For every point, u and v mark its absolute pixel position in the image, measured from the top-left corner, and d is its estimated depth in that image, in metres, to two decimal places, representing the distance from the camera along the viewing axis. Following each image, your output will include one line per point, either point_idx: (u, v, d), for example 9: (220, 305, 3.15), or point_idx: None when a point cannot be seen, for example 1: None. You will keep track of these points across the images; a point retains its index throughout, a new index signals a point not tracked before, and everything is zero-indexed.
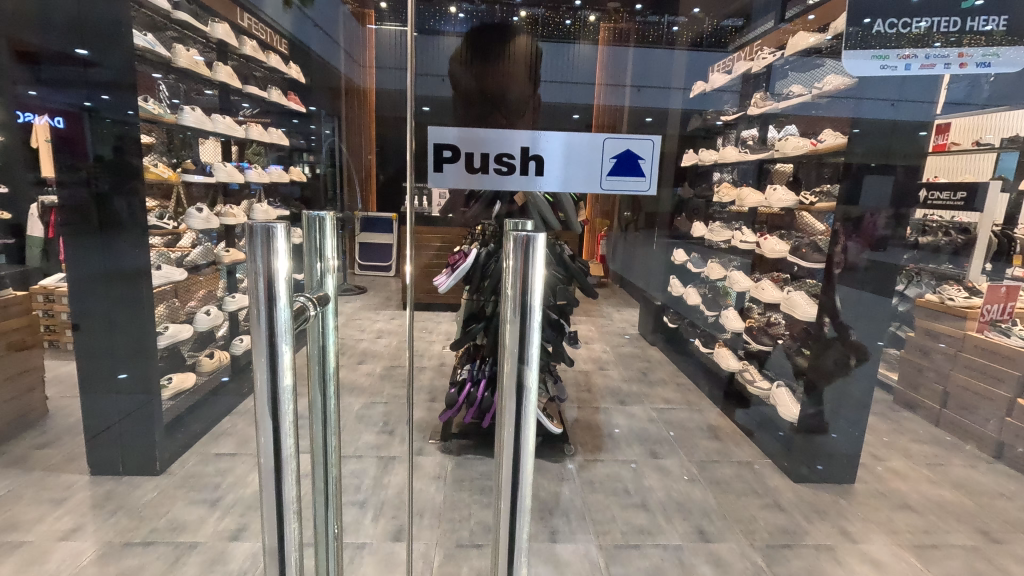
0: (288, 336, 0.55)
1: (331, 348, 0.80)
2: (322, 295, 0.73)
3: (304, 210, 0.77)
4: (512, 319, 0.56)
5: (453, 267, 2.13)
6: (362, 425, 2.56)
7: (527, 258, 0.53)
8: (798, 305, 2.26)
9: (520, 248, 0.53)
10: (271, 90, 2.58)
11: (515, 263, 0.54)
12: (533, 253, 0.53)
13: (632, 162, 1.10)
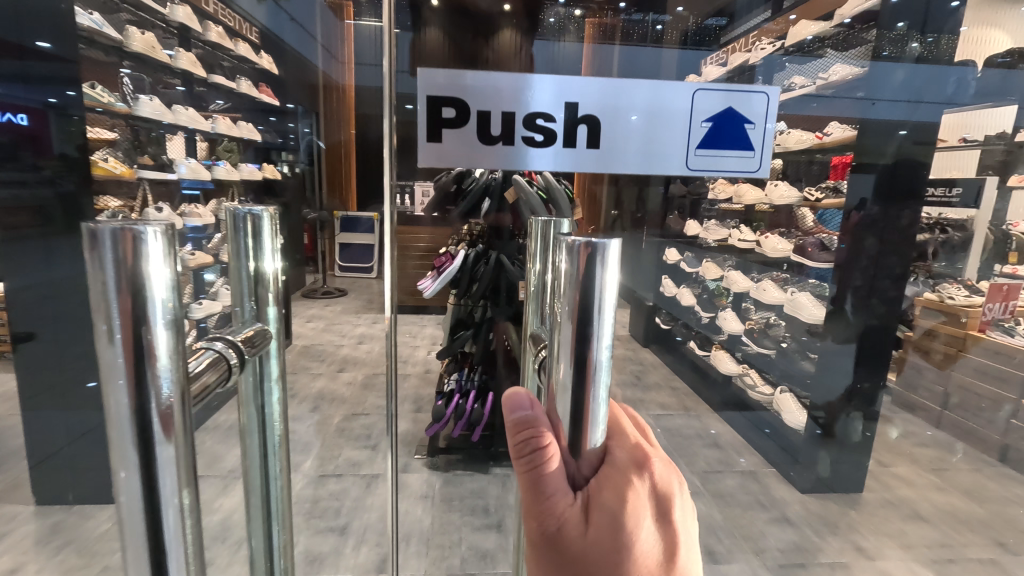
0: (180, 423, 0.32)
1: (276, 401, 0.63)
2: (258, 331, 0.55)
3: (231, 204, 0.61)
4: (564, 378, 0.40)
5: (439, 270, 1.97)
6: (343, 439, 2.38)
7: (590, 287, 0.37)
8: (803, 307, 2.14)
9: (587, 267, 0.37)
10: None
11: (572, 292, 0.38)
12: (600, 279, 0.37)
13: (710, 133, 0.89)
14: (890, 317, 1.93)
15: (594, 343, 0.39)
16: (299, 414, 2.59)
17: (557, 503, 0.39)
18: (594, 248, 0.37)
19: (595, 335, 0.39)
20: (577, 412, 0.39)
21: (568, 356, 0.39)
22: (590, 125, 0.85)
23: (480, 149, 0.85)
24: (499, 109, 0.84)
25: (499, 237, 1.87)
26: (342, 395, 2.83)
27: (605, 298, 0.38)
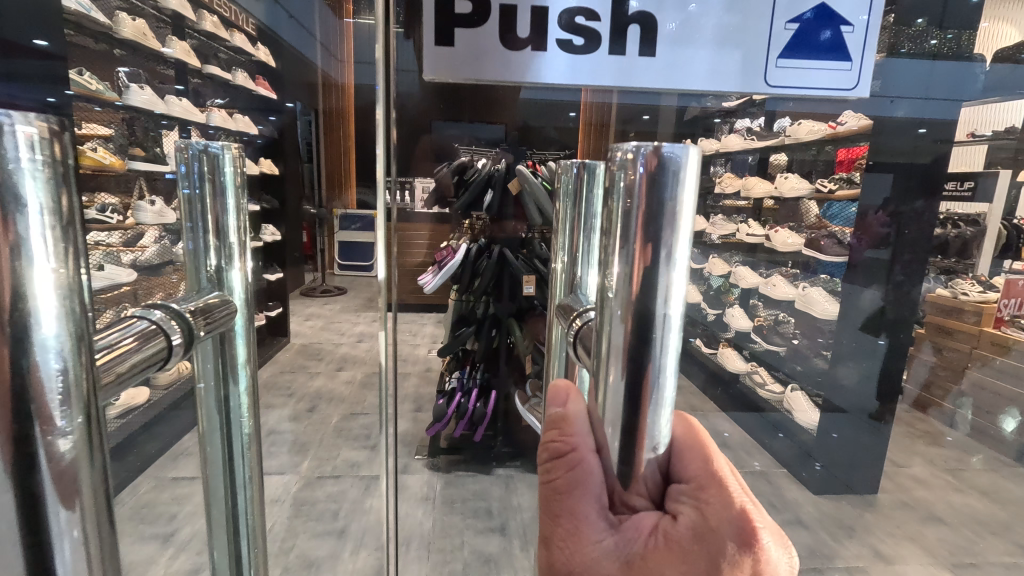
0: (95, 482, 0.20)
1: (246, 392, 0.49)
2: (217, 301, 0.41)
3: (179, 140, 0.45)
4: (605, 368, 0.26)
5: (440, 265, 1.88)
6: (341, 439, 2.32)
7: (655, 222, 0.23)
8: (816, 302, 2.07)
9: (647, 191, 0.23)
10: (237, 73, 2.70)
11: (623, 233, 0.24)
12: (670, 210, 0.23)
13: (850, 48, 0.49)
14: (909, 313, 1.86)
15: (657, 315, 0.24)
16: (297, 413, 2.53)
17: (583, 534, 0.27)
18: (659, 160, 0.23)
19: (658, 302, 0.24)
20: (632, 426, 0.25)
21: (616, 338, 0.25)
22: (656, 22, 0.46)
23: (476, 61, 0.47)
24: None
25: (502, 230, 1.83)
26: (341, 393, 2.78)
27: (680, 243, 0.23)
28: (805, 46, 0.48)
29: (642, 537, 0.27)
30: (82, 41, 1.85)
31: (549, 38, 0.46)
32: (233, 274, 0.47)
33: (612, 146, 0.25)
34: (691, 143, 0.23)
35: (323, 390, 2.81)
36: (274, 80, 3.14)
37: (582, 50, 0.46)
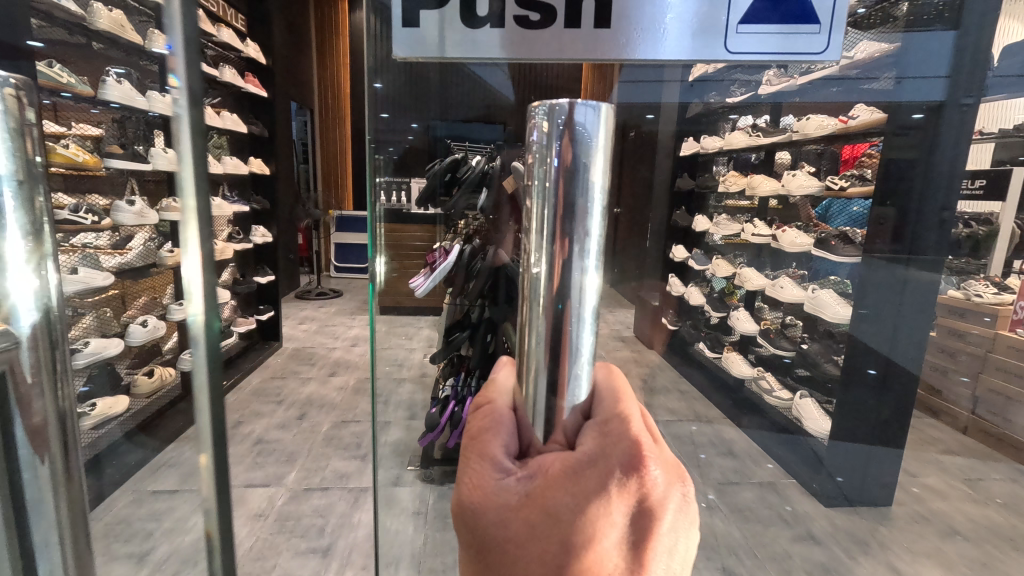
0: None
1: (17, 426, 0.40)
2: None
3: None
4: (534, 305, 0.29)
5: (432, 267, 1.87)
6: (331, 448, 2.22)
7: (572, 177, 0.26)
8: (825, 305, 1.96)
9: (566, 150, 0.26)
10: (224, 69, 2.65)
11: (547, 188, 0.27)
12: (584, 167, 0.26)
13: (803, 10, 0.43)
14: (926, 317, 1.73)
15: (577, 255, 0.27)
16: (286, 421, 2.43)
17: (489, 475, 0.29)
18: (574, 121, 0.26)
19: (579, 248, 0.27)
20: (556, 350, 0.29)
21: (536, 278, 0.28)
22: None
23: (452, 44, 0.44)
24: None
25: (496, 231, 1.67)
26: (333, 400, 2.68)
27: (593, 186, 0.27)
28: (758, 9, 0.43)
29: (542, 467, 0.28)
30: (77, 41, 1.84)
31: (511, 15, 0.42)
32: (45, 278, 0.40)
33: (534, 107, 0.28)
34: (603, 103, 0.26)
35: (314, 397, 2.71)
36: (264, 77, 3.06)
37: (544, 27, 0.42)
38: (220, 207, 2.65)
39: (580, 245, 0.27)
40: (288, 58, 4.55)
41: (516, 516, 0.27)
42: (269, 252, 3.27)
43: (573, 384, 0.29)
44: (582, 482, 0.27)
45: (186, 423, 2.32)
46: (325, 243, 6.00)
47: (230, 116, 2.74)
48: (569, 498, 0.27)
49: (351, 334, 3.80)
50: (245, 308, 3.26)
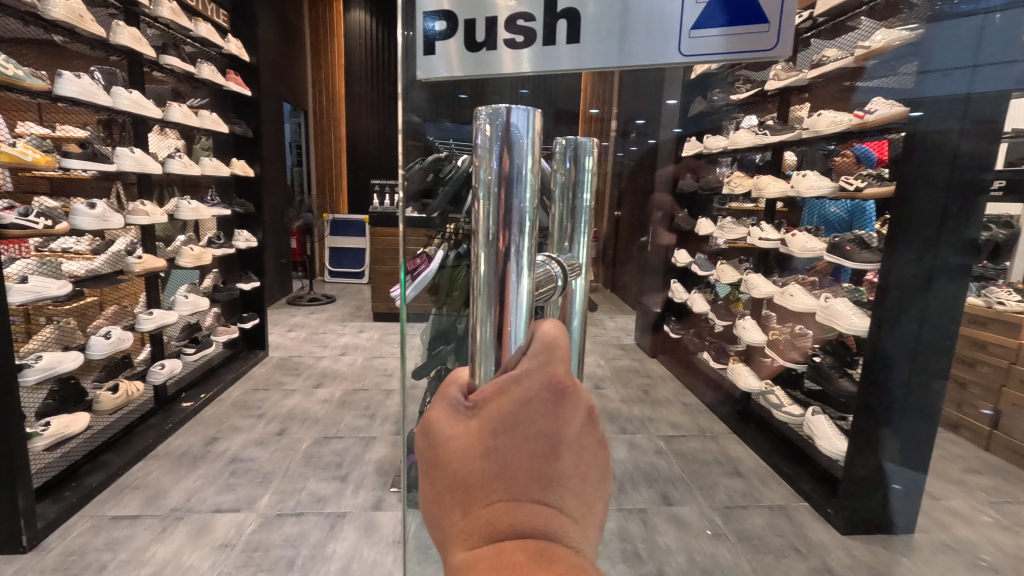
0: None
1: None
2: None
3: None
4: (481, 273, 0.36)
5: (414, 275, 1.73)
6: (309, 467, 2.08)
7: (512, 177, 0.34)
8: (839, 315, 1.80)
9: (503, 146, 0.34)
10: (203, 66, 2.53)
11: (491, 183, 0.34)
12: (517, 165, 0.34)
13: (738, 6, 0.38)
14: (953, 329, 1.58)
15: (517, 239, 0.35)
16: (265, 437, 2.29)
17: (444, 403, 0.34)
18: (510, 125, 0.33)
19: (512, 222, 0.34)
20: (497, 322, 0.35)
21: (483, 254, 0.36)
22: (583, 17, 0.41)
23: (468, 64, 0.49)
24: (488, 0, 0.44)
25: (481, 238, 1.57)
26: (316, 414, 2.54)
27: (522, 184, 0.34)
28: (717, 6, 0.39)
29: (487, 387, 0.32)
30: (35, 33, 1.78)
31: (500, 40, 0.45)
32: None
33: (480, 114, 0.36)
34: (530, 109, 0.34)
35: (297, 410, 2.57)
36: (248, 76, 2.94)
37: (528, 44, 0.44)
38: (196, 210, 2.51)
39: (516, 231, 0.35)
40: (278, 57, 4.43)
41: (461, 434, 0.31)
42: (253, 258, 3.12)
43: (512, 334, 0.35)
44: (521, 394, 0.31)
45: (158, 439, 2.18)
46: (319, 247, 5.86)
47: (209, 115, 2.58)
48: (514, 404, 0.31)
49: (341, 342, 3.66)
50: (228, 316, 3.12)
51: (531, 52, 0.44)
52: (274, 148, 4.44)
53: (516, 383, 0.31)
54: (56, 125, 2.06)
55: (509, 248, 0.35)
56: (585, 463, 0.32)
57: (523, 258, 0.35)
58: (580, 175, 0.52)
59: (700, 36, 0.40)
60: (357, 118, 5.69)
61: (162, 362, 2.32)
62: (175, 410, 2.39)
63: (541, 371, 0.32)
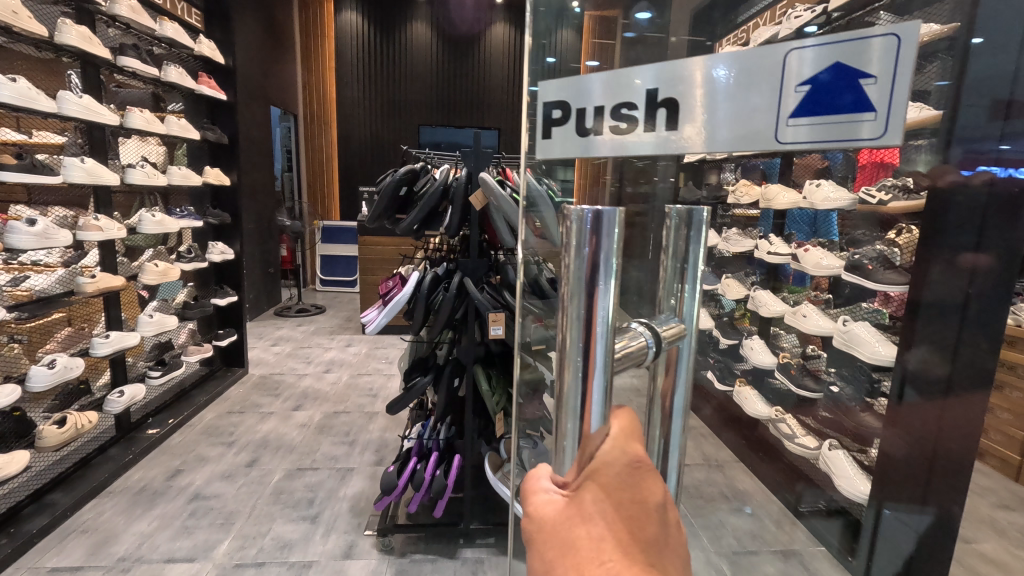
0: None
1: None
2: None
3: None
4: (569, 351, 0.35)
5: (386, 300, 1.55)
6: (277, 504, 1.90)
7: (597, 247, 0.33)
8: (860, 341, 1.55)
9: (591, 230, 0.33)
10: (170, 68, 2.36)
11: (578, 259, 0.34)
12: (603, 238, 0.33)
13: (844, 99, 0.27)
14: (991, 356, 1.49)
15: (602, 309, 0.34)
16: (233, 469, 2.11)
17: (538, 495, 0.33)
18: (596, 212, 0.33)
19: (596, 288, 0.33)
20: (583, 393, 0.34)
21: (568, 328, 0.35)
22: (677, 99, 0.31)
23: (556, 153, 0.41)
24: (581, 82, 0.35)
25: (464, 253, 1.63)
26: (292, 440, 2.36)
27: (609, 259, 0.33)
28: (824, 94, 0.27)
29: (583, 466, 0.33)
30: None
31: (587, 127, 0.35)
32: None
33: (568, 211, 0.35)
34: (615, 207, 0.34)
35: (271, 436, 2.39)
36: (223, 78, 2.77)
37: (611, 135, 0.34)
38: (161, 222, 2.35)
39: (599, 302, 0.34)
40: (261, 59, 4.28)
41: (564, 510, 0.31)
42: (229, 270, 2.95)
43: (592, 413, 0.34)
44: (615, 462, 0.32)
45: (115, 473, 2.00)
46: (310, 254, 5.69)
47: (177, 121, 2.42)
48: (609, 472, 0.32)
49: (326, 357, 3.48)
50: (203, 333, 2.95)
51: (613, 143, 0.34)
52: (256, 153, 4.28)
53: (609, 453, 0.33)
54: (34, 132, 1.94)
55: (597, 322, 0.34)
56: (670, 536, 0.33)
57: (607, 330, 0.34)
58: (699, 232, 0.44)
59: (793, 131, 0.28)
60: (349, 122, 5.53)
61: (122, 388, 2.14)
62: (138, 439, 2.22)
63: (624, 442, 0.34)
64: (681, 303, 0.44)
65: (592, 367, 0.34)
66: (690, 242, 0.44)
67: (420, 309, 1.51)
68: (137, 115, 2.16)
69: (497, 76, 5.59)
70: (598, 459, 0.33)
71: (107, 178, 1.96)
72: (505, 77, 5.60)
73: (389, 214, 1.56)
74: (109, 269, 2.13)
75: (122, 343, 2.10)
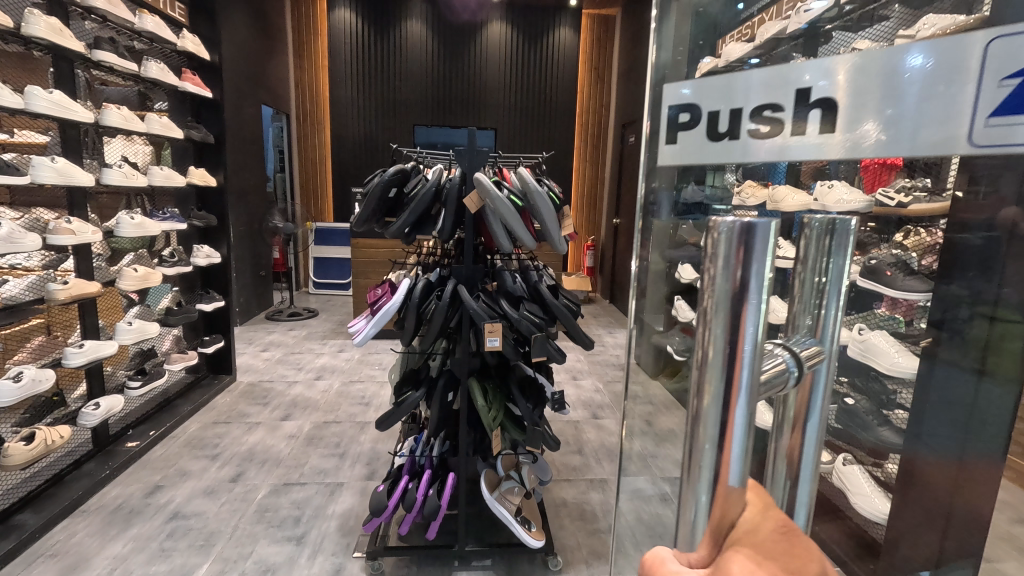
0: None
1: None
2: None
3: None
4: (704, 390, 0.25)
5: (374, 309, 1.43)
6: (262, 523, 1.79)
7: (750, 258, 0.23)
8: None
9: (740, 244, 0.23)
10: (149, 63, 2.26)
11: (717, 274, 0.24)
12: (760, 250, 0.23)
13: None
14: None
15: (751, 336, 0.24)
16: (216, 485, 2.00)
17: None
18: (750, 223, 0.23)
19: (746, 312, 0.24)
20: (724, 445, 0.25)
21: (701, 341, 0.25)
22: (834, 102, 0.30)
23: (693, 163, 0.41)
24: (724, 88, 0.35)
25: (458, 257, 1.56)
26: (279, 453, 2.26)
27: (767, 273, 0.23)
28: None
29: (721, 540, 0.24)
30: None
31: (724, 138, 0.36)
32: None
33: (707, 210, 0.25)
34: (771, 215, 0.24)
35: (258, 448, 2.29)
36: (209, 75, 2.66)
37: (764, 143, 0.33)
38: (141, 225, 2.24)
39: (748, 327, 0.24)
40: (250, 57, 4.17)
41: None
42: (216, 274, 2.85)
43: (732, 466, 0.25)
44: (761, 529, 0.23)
45: (91, 490, 1.90)
46: (303, 257, 5.58)
47: (158, 119, 2.31)
48: (753, 541, 0.23)
49: (318, 363, 3.38)
50: (189, 339, 2.84)
51: (769, 152, 0.34)
52: (245, 153, 4.17)
53: (747, 529, 0.23)
54: (17, 132, 1.97)
55: (745, 345, 0.24)
56: None
57: (756, 355, 0.25)
58: (846, 243, 0.31)
59: (1000, 126, 0.26)
60: (343, 121, 5.41)
61: (98, 400, 2.03)
62: (117, 453, 2.11)
63: (764, 510, 0.24)
64: (821, 321, 0.31)
65: (733, 399, 0.25)
66: (830, 261, 0.31)
67: (408, 321, 1.40)
68: (112, 112, 2.05)
69: (494, 75, 5.49)
70: (738, 529, 0.24)
71: (80, 178, 1.86)
72: (502, 75, 5.49)
73: (381, 218, 1.47)
74: (85, 274, 2.02)
75: (97, 352, 1.99)
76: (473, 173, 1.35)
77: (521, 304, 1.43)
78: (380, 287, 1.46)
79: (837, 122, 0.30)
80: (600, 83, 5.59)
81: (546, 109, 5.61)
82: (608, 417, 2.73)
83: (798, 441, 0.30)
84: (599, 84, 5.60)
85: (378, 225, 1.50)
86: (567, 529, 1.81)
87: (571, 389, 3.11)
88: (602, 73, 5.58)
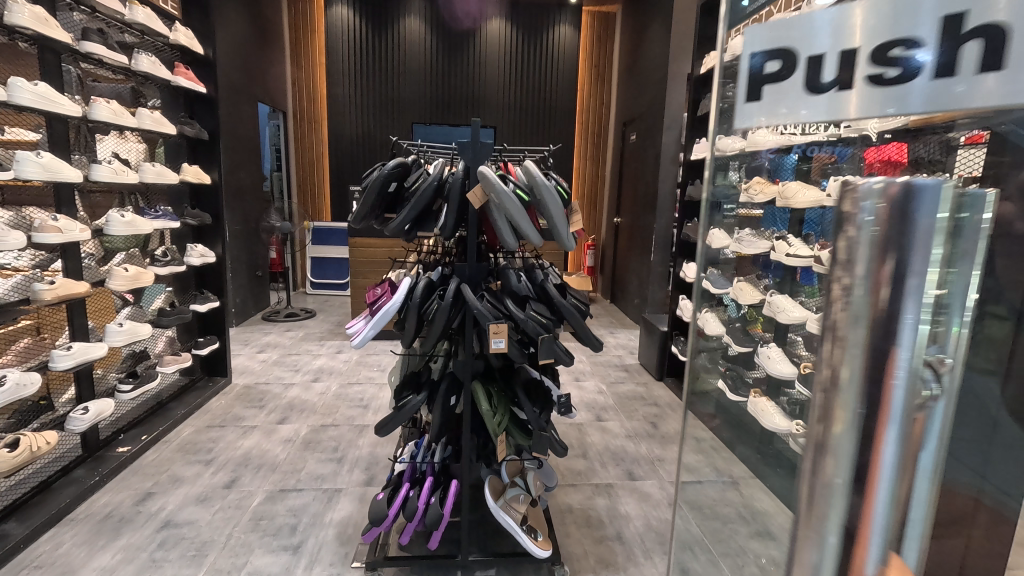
0: None
1: None
2: None
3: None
4: (840, 408, 0.29)
5: (373, 310, 1.37)
6: (256, 532, 1.73)
7: (901, 249, 0.27)
8: None
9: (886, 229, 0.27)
10: (140, 57, 2.19)
11: (871, 261, 0.27)
12: (909, 243, 0.26)
13: None
14: None
15: (903, 353, 0.27)
16: (210, 491, 1.94)
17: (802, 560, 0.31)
18: (910, 193, 0.26)
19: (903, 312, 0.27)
20: (867, 444, 0.29)
21: (839, 360, 0.29)
22: (964, 41, 0.26)
23: (782, 116, 0.37)
24: (828, 24, 0.31)
25: (461, 255, 1.50)
26: (275, 458, 2.19)
27: (918, 268, 0.27)
28: None
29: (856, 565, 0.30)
30: None
31: (831, 85, 0.32)
32: None
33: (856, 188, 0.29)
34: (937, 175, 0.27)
35: (253, 453, 2.23)
36: (202, 70, 2.60)
37: (878, 88, 0.30)
38: (132, 223, 2.18)
39: (893, 337, 0.27)
40: (246, 53, 4.10)
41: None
42: (210, 273, 2.78)
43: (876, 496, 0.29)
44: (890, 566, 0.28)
45: (79, 497, 1.83)
46: (300, 256, 5.51)
47: (149, 114, 2.25)
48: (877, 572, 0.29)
49: (315, 365, 3.31)
50: (183, 341, 2.77)
51: (870, 105, 0.31)
52: (241, 151, 4.10)
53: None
54: (7, 128, 1.90)
55: (898, 364, 0.27)
56: None
57: (909, 380, 0.27)
58: (974, 236, 0.28)
59: None
60: (340, 119, 5.35)
61: (87, 404, 1.96)
62: (107, 459, 2.04)
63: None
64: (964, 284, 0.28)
65: (883, 435, 0.28)
66: (960, 243, 0.28)
67: (409, 321, 1.34)
68: (102, 106, 1.98)
69: (493, 72, 5.43)
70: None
71: (68, 175, 1.80)
72: (502, 73, 5.43)
73: (381, 214, 1.40)
74: (74, 274, 1.96)
75: (86, 355, 1.92)
76: (477, 166, 1.29)
77: (527, 304, 1.37)
78: (380, 285, 1.39)
79: (961, 69, 0.27)
80: (601, 80, 5.53)
81: (546, 107, 5.55)
82: (611, 420, 2.67)
83: (914, 482, 0.29)
84: (600, 82, 5.54)
85: (378, 221, 1.43)
86: (574, 537, 1.75)
87: (573, 391, 3.05)
88: (603, 70, 5.52)
